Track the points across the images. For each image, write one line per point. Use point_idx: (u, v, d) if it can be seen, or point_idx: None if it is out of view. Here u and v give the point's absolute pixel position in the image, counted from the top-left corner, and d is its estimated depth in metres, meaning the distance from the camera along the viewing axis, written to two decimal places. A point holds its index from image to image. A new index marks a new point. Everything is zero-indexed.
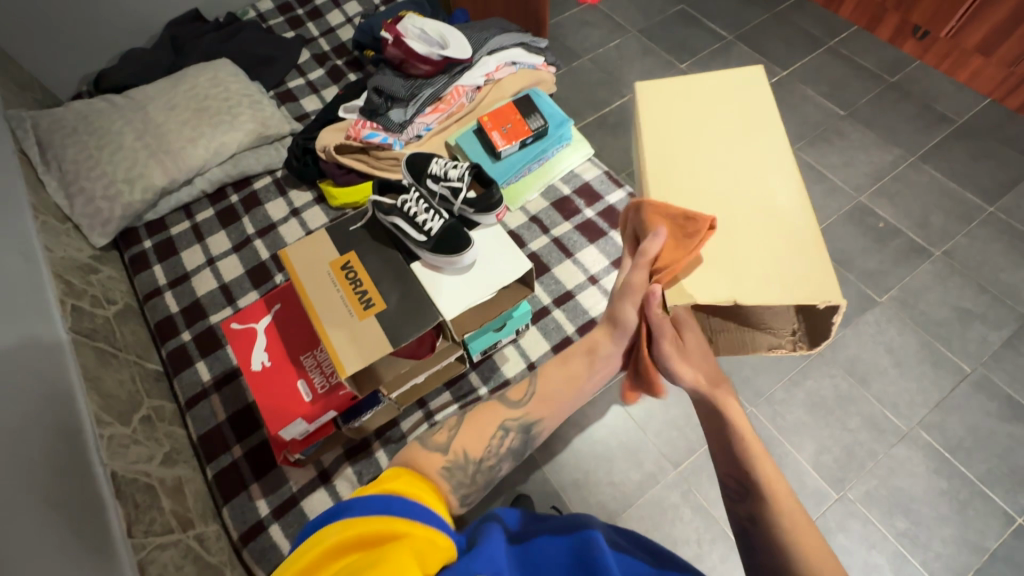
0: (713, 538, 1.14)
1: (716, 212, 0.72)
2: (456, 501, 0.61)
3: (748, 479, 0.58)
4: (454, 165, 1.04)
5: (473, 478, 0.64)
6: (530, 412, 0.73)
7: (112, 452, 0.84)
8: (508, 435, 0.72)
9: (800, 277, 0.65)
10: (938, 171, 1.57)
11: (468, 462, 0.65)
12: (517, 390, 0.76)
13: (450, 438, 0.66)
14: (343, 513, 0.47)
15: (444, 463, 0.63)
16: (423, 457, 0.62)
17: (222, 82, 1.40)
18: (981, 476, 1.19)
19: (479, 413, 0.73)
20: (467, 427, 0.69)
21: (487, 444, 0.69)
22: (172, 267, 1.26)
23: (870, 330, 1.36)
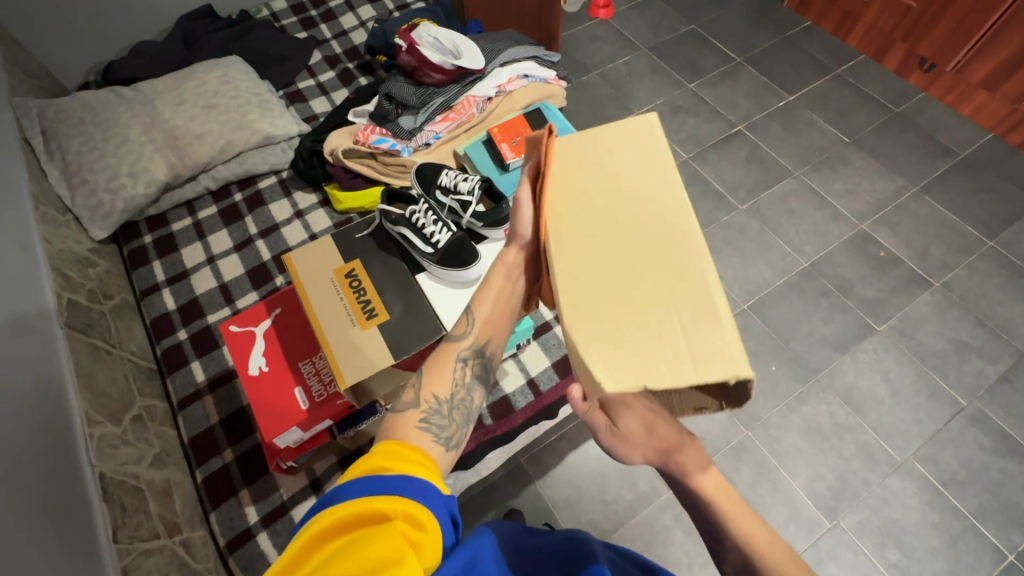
0: (704, 562, 1.13)
1: (626, 278, 0.51)
2: (441, 445, 0.56)
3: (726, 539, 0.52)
4: (464, 178, 1.03)
5: (450, 415, 0.58)
6: (479, 340, 0.64)
7: (101, 453, 0.83)
8: (469, 365, 0.64)
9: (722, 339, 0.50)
10: (940, 203, 1.58)
11: (440, 406, 0.58)
12: (460, 325, 0.65)
13: (417, 391, 0.60)
14: (332, 498, 0.45)
15: (420, 417, 0.57)
16: (397, 424, 0.56)
17: (232, 79, 1.39)
18: (973, 511, 1.19)
19: (433, 357, 0.65)
20: (428, 376, 0.61)
21: (452, 380, 0.62)
22: (171, 263, 1.24)
23: (868, 358, 1.36)
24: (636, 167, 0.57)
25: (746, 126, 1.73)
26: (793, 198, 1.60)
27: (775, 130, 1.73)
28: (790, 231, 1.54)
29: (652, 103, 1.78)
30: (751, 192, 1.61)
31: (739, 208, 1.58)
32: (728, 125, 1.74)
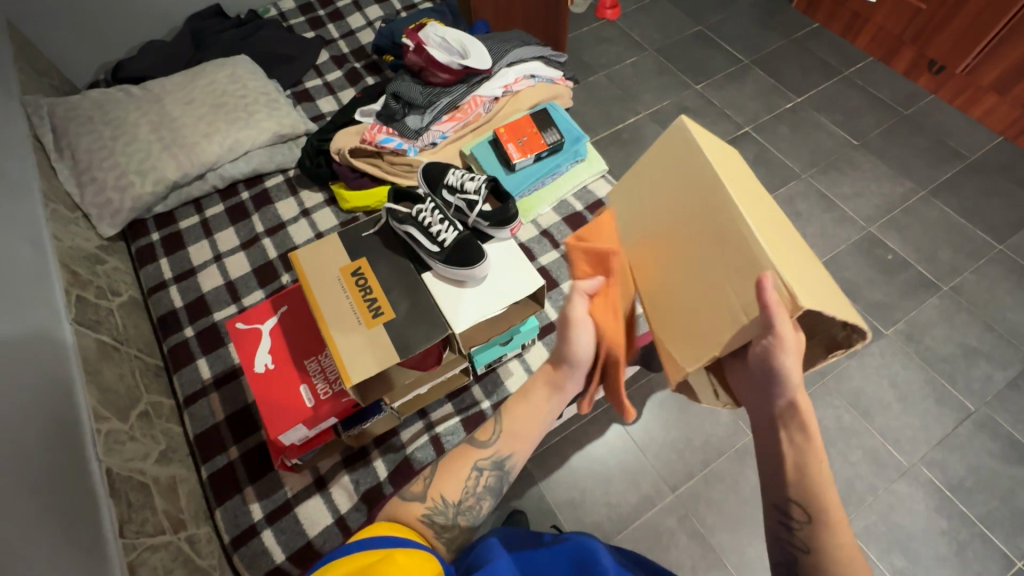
0: (708, 565, 1.13)
1: (688, 274, 0.61)
2: (444, 544, 0.66)
3: (811, 507, 0.55)
4: (470, 177, 1.04)
5: (454, 521, 0.68)
6: (502, 449, 0.73)
7: (108, 448, 0.83)
8: (485, 473, 0.73)
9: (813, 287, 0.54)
10: (949, 206, 1.57)
11: (446, 508, 0.68)
12: (484, 429, 0.75)
13: (426, 488, 0.70)
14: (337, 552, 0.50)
15: (424, 511, 0.67)
16: (403, 512, 0.67)
17: (240, 79, 1.40)
18: (981, 517, 1.17)
19: (450, 458, 0.75)
20: (438, 477, 0.72)
21: (463, 487, 0.71)
22: (178, 261, 1.25)
23: (875, 362, 1.35)
24: (674, 182, 0.63)
25: (753, 128, 1.73)
26: (800, 201, 1.59)
27: (782, 132, 1.72)
28: (797, 233, 1.54)
29: (658, 104, 1.78)
30: None
31: None
32: (736, 126, 1.73)
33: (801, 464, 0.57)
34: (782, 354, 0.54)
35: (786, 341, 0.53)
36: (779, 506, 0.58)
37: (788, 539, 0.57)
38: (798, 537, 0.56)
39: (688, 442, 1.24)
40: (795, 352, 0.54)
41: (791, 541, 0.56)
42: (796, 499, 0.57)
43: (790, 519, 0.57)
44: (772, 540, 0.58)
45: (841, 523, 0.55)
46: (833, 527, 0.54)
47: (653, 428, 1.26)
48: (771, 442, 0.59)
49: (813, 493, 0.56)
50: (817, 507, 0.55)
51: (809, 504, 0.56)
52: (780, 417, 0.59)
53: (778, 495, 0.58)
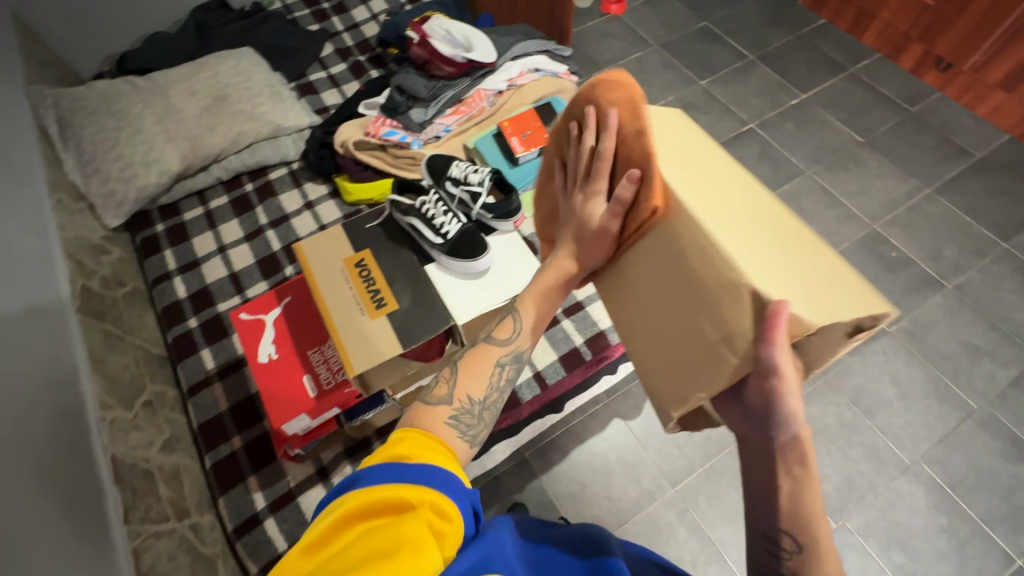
0: (708, 560, 1.13)
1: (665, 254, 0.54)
2: (467, 443, 0.55)
3: (810, 535, 0.46)
4: (475, 170, 1.03)
5: (481, 417, 0.57)
6: (525, 347, 0.62)
7: (113, 436, 0.84)
8: (507, 370, 0.62)
9: (816, 277, 0.49)
10: (954, 204, 1.56)
11: (473, 406, 0.57)
12: (504, 328, 0.63)
13: (451, 389, 0.58)
14: (354, 483, 0.47)
15: (450, 413, 0.55)
16: (425, 418, 0.55)
17: (244, 71, 1.40)
18: (982, 515, 1.18)
19: (468, 355, 0.62)
20: (463, 374, 0.60)
21: (488, 384, 0.60)
22: (183, 252, 1.25)
23: (877, 359, 1.35)
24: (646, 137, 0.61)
25: (757, 124, 1.72)
26: (804, 198, 1.58)
27: (787, 129, 1.71)
28: None
29: (663, 100, 1.78)
30: None
31: None
32: (740, 122, 1.73)
33: (798, 493, 0.47)
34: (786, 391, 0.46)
35: (791, 377, 0.46)
36: (766, 533, 0.47)
37: (775, 572, 0.46)
38: (789, 569, 0.45)
39: (689, 438, 1.24)
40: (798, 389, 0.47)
41: (779, 573, 0.46)
42: (788, 528, 0.46)
43: (778, 549, 0.46)
44: (756, 565, 0.48)
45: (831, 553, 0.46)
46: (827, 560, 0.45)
47: (655, 423, 1.26)
48: (763, 476, 0.48)
49: (808, 518, 0.46)
50: (812, 537, 0.45)
51: (803, 533, 0.46)
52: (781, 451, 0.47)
53: (766, 523, 0.47)
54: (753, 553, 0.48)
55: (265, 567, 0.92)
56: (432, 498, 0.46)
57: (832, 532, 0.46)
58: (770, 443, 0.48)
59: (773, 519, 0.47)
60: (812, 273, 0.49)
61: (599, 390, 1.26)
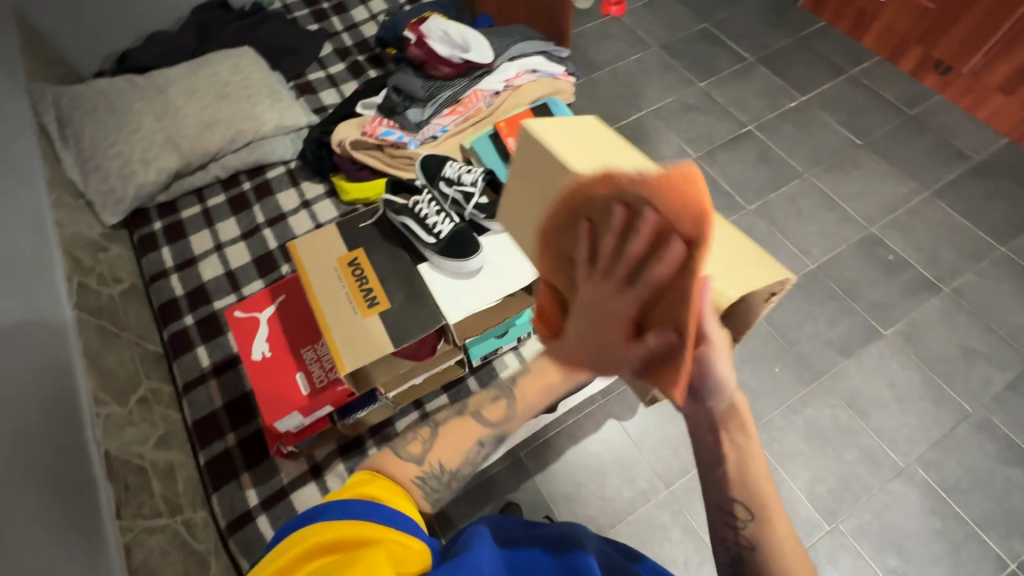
0: (701, 561, 1.13)
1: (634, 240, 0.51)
2: (429, 503, 0.60)
3: (762, 509, 0.50)
4: (468, 169, 1.04)
5: (448, 484, 0.61)
6: (508, 429, 0.66)
7: (108, 431, 0.85)
8: (485, 449, 0.66)
9: (726, 259, 0.57)
10: (952, 207, 1.56)
11: (442, 471, 0.61)
12: (496, 410, 0.66)
13: (425, 449, 0.62)
14: (318, 515, 0.49)
15: (417, 473, 0.60)
16: (396, 469, 0.59)
17: (244, 70, 1.41)
18: (976, 518, 1.18)
19: (451, 423, 0.66)
20: (439, 442, 0.63)
21: (463, 456, 0.64)
22: (180, 250, 1.26)
23: (873, 362, 1.35)
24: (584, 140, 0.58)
25: (756, 126, 1.72)
26: (802, 200, 1.58)
27: (786, 131, 1.71)
28: (798, 232, 1.53)
29: (662, 101, 1.78)
30: (759, 191, 1.60)
31: (747, 208, 1.57)
32: (739, 124, 1.73)
33: (743, 460, 0.52)
34: (720, 360, 0.48)
35: (719, 346, 0.48)
36: (721, 506, 0.52)
37: (731, 540, 0.51)
38: (745, 538, 0.50)
39: (683, 438, 1.24)
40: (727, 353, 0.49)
41: (734, 540, 0.51)
42: (739, 497, 0.51)
43: (732, 519, 0.51)
44: (718, 538, 0.52)
45: (782, 523, 0.51)
46: (776, 527, 0.50)
47: (649, 424, 1.26)
48: (709, 448, 0.52)
49: (756, 488, 0.51)
50: (760, 506, 0.50)
51: (752, 504, 0.51)
52: (721, 419, 0.51)
53: (720, 496, 0.52)
54: (713, 526, 0.53)
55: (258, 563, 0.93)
56: (392, 532, 0.48)
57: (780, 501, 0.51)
58: (711, 417, 0.51)
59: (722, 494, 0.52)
60: (719, 250, 0.58)
61: (593, 390, 1.26)
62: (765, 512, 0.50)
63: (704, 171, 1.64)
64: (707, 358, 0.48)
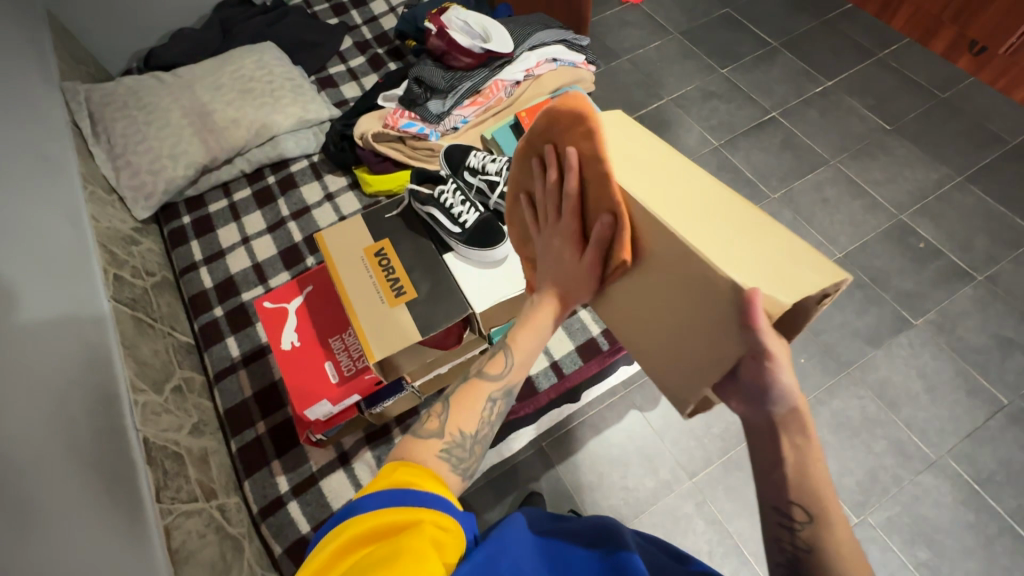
0: (725, 552, 1.13)
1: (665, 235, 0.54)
2: (459, 476, 0.56)
3: (818, 503, 0.48)
4: (492, 159, 1.03)
5: (473, 450, 0.57)
6: (513, 380, 0.61)
7: (145, 418, 0.88)
8: (497, 404, 0.62)
9: (763, 258, 0.51)
10: (987, 192, 1.51)
11: (465, 440, 0.56)
12: (495, 362, 0.62)
13: (443, 423, 0.57)
14: (353, 509, 0.48)
15: (442, 446, 0.55)
16: (418, 449, 0.55)
17: (266, 65, 1.43)
18: (1011, 512, 1.15)
19: (460, 389, 0.62)
20: (454, 410, 0.59)
21: (481, 417, 0.59)
22: (208, 243, 1.29)
23: (903, 352, 1.32)
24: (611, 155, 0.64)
25: (781, 112, 1.69)
26: (828, 187, 1.55)
27: (811, 117, 1.67)
28: (824, 220, 1.50)
29: (683, 89, 1.75)
30: (784, 179, 1.57)
31: (771, 195, 1.54)
32: (762, 110, 1.69)
33: (801, 461, 0.50)
34: (779, 368, 0.49)
35: (778, 354, 0.48)
36: (778, 506, 0.50)
37: (787, 541, 0.49)
38: (802, 539, 0.48)
39: (706, 429, 1.24)
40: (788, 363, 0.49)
41: (790, 542, 0.48)
42: (797, 499, 0.49)
43: (790, 521, 0.49)
44: (770, 539, 0.50)
45: (843, 528, 0.48)
46: (835, 527, 0.47)
47: (672, 414, 1.26)
48: (769, 449, 0.51)
49: (814, 488, 0.49)
50: (819, 505, 0.48)
51: (811, 504, 0.48)
52: (782, 422, 0.51)
53: (777, 495, 0.50)
54: (766, 525, 0.51)
55: (289, 547, 0.95)
56: (431, 516, 0.47)
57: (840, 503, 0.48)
58: (771, 418, 0.51)
59: (774, 490, 0.50)
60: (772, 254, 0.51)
61: (615, 381, 1.27)
62: (824, 507, 0.48)
63: (726, 159, 1.62)
64: (773, 372, 0.49)
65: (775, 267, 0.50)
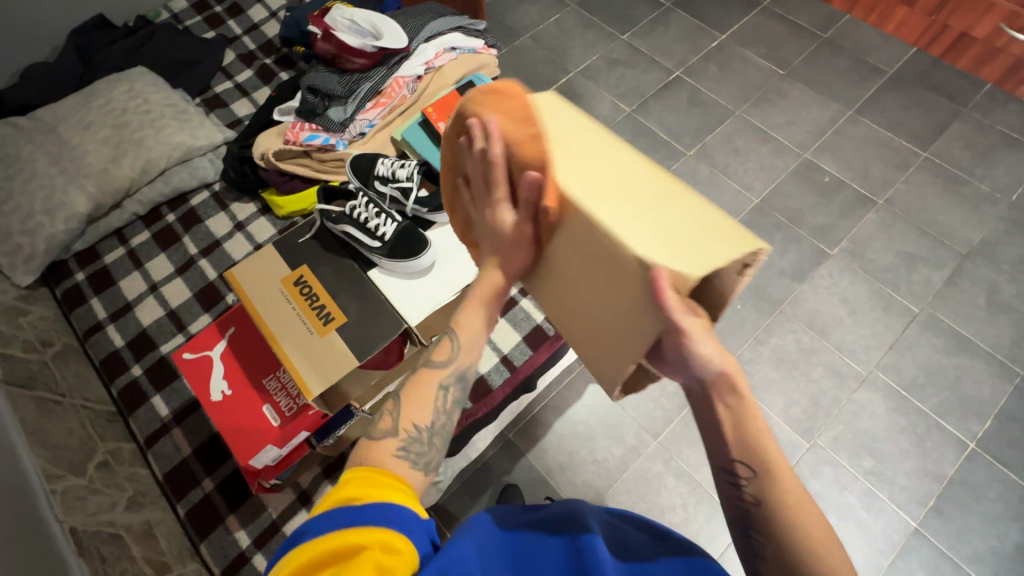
0: (697, 501, 1.18)
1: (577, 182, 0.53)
2: (420, 472, 0.52)
3: (759, 460, 0.49)
4: (401, 165, 0.99)
5: (428, 441, 0.53)
6: (464, 359, 0.57)
7: (69, 507, 0.79)
8: (451, 391, 0.57)
9: (683, 226, 0.49)
10: (875, 122, 1.63)
11: (421, 432, 0.53)
12: (442, 349, 0.57)
13: (396, 418, 0.54)
14: (302, 537, 0.46)
15: (397, 444, 0.52)
16: (369, 454, 0.51)
17: (140, 92, 1.29)
18: (935, 409, 1.26)
19: (411, 381, 0.58)
20: (405, 401, 0.55)
21: (435, 406, 0.55)
22: (111, 298, 1.17)
23: (825, 283, 1.41)
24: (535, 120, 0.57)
25: (683, 71, 1.73)
26: (737, 137, 1.61)
27: (712, 72, 1.73)
28: (738, 169, 1.56)
29: (588, 59, 1.75)
30: (696, 136, 1.62)
31: (687, 153, 1.59)
32: (666, 72, 1.73)
33: (738, 420, 0.50)
34: (693, 339, 0.48)
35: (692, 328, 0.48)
36: (723, 466, 0.51)
37: (739, 498, 0.51)
38: (749, 494, 0.50)
39: (663, 389, 1.28)
40: (706, 335, 0.48)
41: (741, 499, 0.50)
42: (740, 457, 0.50)
43: (735, 478, 0.50)
44: (725, 498, 0.52)
45: (788, 475, 0.49)
46: (778, 479, 0.48)
47: None
48: (707, 415, 0.51)
49: (755, 446, 0.50)
50: (761, 461, 0.49)
51: (752, 461, 0.49)
52: (714, 388, 0.49)
53: (721, 455, 0.51)
54: (718, 482, 0.52)
55: None
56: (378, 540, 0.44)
57: (780, 451, 0.50)
58: (702, 386, 0.50)
59: (717, 452, 0.51)
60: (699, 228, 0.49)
61: (568, 359, 1.28)
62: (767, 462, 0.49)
63: (640, 125, 1.64)
64: (684, 343, 0.48)
65: (683, 239, 0.48)
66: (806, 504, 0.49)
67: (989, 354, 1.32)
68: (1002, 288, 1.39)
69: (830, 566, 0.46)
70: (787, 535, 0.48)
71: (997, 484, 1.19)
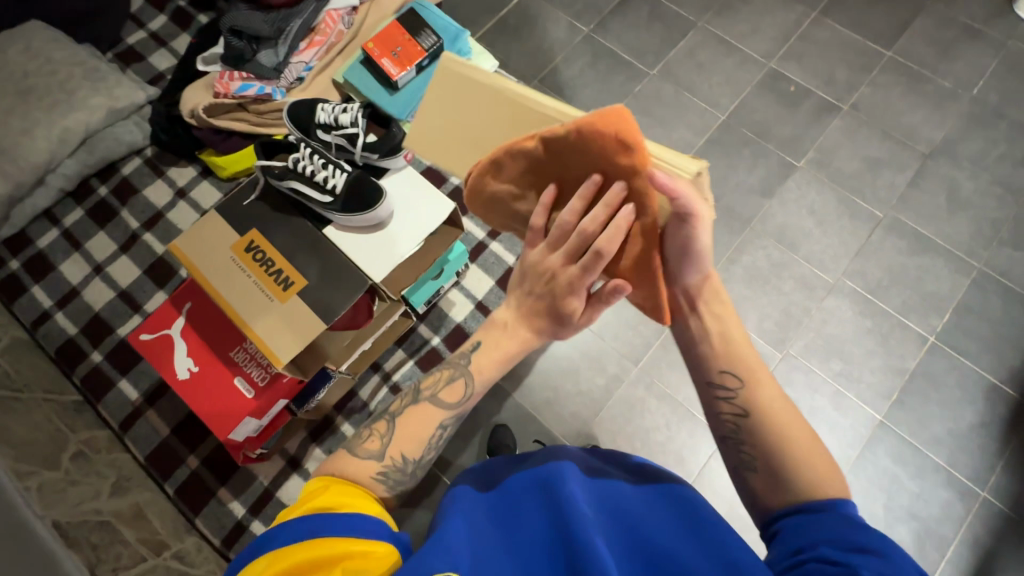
0: (679, 419, 1.22)
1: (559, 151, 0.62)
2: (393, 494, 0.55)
3: (740, 362, 0.57)
4: (343, 109, 0.93)
5: (413, 474, 0.56)
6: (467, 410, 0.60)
7: (48, 501, 0.75)
8: (446, 431, 0.61)
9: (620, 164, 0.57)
10: (840, 23, 1.57)
11: (406, 465, 0.55)
12: (454, 391, 0.60)
13: (384, 443, 0.56)
14: (269, 543, 0.46)
15: (378, 468, 0.54)
16: (352, 469, 0.53)
17: (40, 51, 1.14)
18: (898, 308, 1.31)
19: (409, 409, 0.60)
20: (400, 432, 0.57)
21: (426, 444, 0.58)
22: (54, 284, 1.10)
23: (793, 196, 1.41)
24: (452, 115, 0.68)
25: None
26: (700, 51, 1.54)
27: None
28: (703, 85, 1.50)
29: None
30: (658, 54, 1.53)
31: (650, 73, 1.51)
32: None
33: (723, 333, 0.59)
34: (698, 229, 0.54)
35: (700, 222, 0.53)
36: (711, 378, 0.57)
37: (725, 412, 0.55)
38: (737, 402, 0.55)
39: (639, 316, 1.29)
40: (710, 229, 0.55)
41: (729, 410, 0.55)
42: (726, 367, 0.57)
43: (726, 390, 0.56)
44: (711, 414, 0.57)
45: (767, 381, 0.56)
46: (759, 378, 0.55)
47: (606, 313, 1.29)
48: (698, 328, 0.59)
49: (740, 358, 0.57)
50: (746, 370, 0.56)
51: (737, 368, 0.56)
52: (696, 294, 0.59)
53: (709, 370, 0.58)
54: (706, 402, 0.58)
55: None
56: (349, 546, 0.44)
57: (760, 363, 0.57)
58: (688, 292, 0.60)
59: (710, 365, 0.58)
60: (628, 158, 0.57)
61: None
62: (745, 367, 0.57)
63: (600, 46, 1.55)
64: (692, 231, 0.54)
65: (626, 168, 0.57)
66: (788, 413, 0.54)
67: (949, 251, 1.36)
68: (962, 185, 1.41)
69: (809, 462, 0.49)
70: (772, 441, 0.52)
71: (954, 372, 1.27)
